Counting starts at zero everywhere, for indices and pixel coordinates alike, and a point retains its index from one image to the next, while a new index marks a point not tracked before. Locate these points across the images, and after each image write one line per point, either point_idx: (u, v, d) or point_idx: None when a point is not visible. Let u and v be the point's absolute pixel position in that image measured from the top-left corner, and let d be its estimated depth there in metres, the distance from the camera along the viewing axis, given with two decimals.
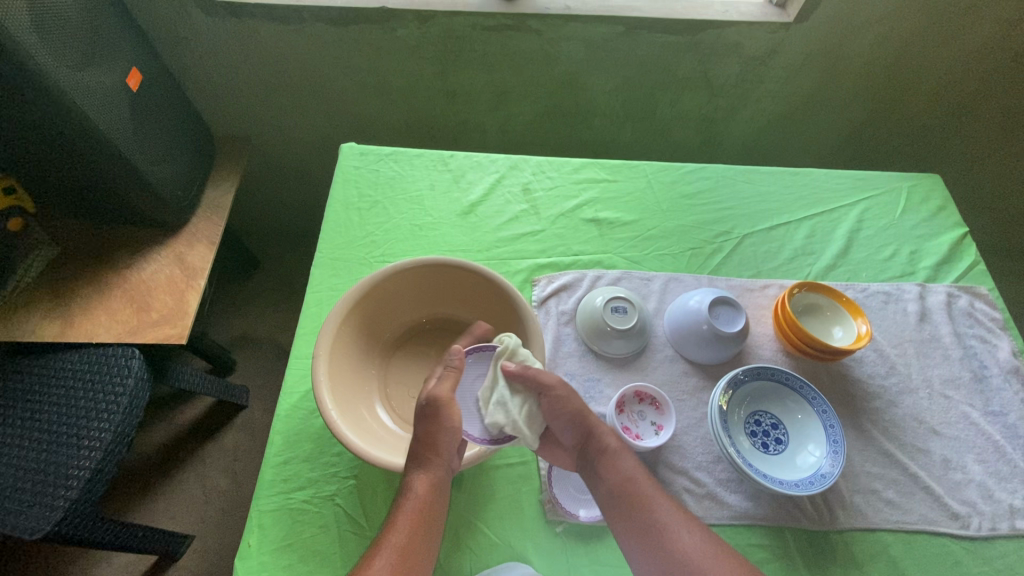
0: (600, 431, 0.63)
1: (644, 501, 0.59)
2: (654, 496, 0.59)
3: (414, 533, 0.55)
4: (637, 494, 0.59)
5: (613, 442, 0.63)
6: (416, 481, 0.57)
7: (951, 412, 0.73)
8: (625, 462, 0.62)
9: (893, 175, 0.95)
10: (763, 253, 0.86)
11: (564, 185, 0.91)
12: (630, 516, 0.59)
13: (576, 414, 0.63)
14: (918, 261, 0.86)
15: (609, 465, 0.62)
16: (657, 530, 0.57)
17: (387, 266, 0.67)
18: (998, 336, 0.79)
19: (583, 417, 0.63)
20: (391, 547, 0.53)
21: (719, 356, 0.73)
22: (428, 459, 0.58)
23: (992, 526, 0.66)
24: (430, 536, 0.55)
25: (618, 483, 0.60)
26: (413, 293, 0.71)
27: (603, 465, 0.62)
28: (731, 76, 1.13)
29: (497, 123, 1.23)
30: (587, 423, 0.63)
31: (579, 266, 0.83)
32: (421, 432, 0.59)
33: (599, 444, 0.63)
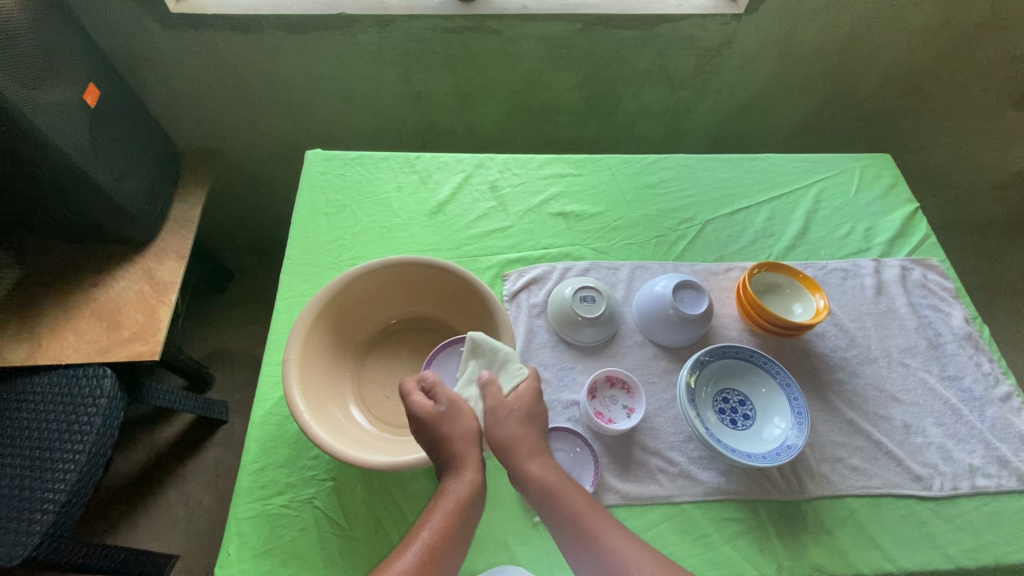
0: (535, 461, 0.60)
1: (590, 535, 0.56)
2: (596, 527, 0.56)
3: (444, 533, 0.55)
4: (578, 528, 0.57)
5: (552, 476, 0.59)
6: (454, 484, 0.58)
7: (909, 378, 0.76)
8: (564, 497, 0.58)
9: (847, 156, 0.99)
10: (725, 238, 0.88)
11: (530, 180, 0.93)
12: (577, 549, 0.56)
13: (514, 444, 0.60)
14: (873, 237, 0.89)
15: (547, 502, 0.58)
16: (604, 562, 0.55)
17: (360, 265, 0.67)
18: (951, 304, 0.82)
19: (523, 449, 0.60)
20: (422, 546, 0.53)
21: (687, 339, 0.75)
22: (461, 460, 0.59)
23: (953, 486, 0.69)
24: (463, 532, 0.56)
25: (557, 518, 0.57)
26: (387, 292, 0.71)
27: (548, 502, 0.58)
28: (689, 68, 1.16)
29: (464, 123, 1.25)
30: (525, 452, 0.60)
31: (548, 259, 0.84)
32: (448, 430, 0.60)
33: (539, 476, 0.59)
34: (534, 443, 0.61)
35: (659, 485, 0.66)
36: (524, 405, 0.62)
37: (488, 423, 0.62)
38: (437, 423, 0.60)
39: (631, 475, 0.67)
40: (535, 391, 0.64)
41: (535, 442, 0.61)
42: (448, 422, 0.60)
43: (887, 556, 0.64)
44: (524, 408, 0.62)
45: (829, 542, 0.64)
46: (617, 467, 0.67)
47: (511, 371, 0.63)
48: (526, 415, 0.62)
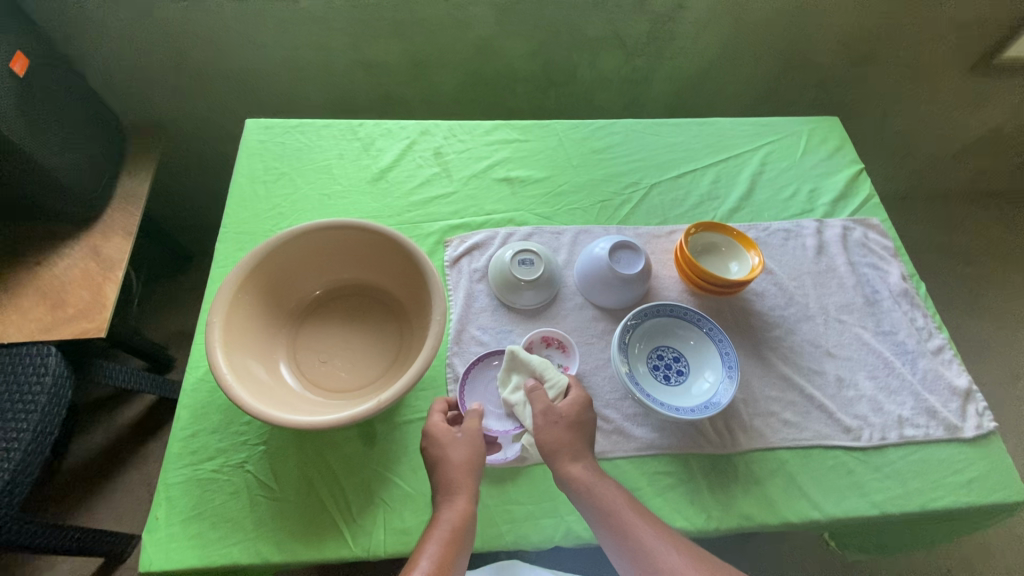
0: (576, 461, 0.60)
1: (627, 531, 0.56)
2: (634, 525, 0.56)
3: (441, 557, 0.53)
4: (617, 524, 0.56)
5: (593, 476, 0.59)
6: (447, 510, 0.56)
7: (845, 334, 0.77)
8: (604, 494, 0.58)
9: (794, 120, 0.99)
10: (669, 201, 0.88)
11: (476, 146, 0.92)
12: (614, 544, 0.56)
13: (558, 445, 0.60)
14: (817, 198, 0.90)
15: (589, 498, 0.58)
16: (642, 556, 0.54)
17: (304, 224, 0.67)
18: (889, 263, 0.83)
19: (568, 450, 0.60)
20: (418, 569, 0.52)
21: (626, 299, 0.75)
22: (456, 487, 0.57)
23: (882, 436, 0.70)
24: (457, 557, 0.54)
25: (599, 512, 0.57)
26: (330, 253, 0.71)
27: (590, 498, 0.58)
28: (642, 35, 1.15)
29: (419, 94, 1.23)
30: (568, 456, 0.60)
31: (492, 224, 0.84)
32: (449, 456, 0.59)
33: (579, 476, 0.59)
34: (578, 444, 0.61)
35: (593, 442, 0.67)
36: (572, 413, 0.62)
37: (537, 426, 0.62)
38: (445, 446, 0.60)
39: None
40: (584, 399, 0.64)
41: (578, 444, 0.61)
42: (452, 447, 0.60)
43: (815, 505, 0.65)
44: (572, 416, 0.62)
45: (758, 493, 0.66)
46: None
47: (550, 377, 0.65)
48: (574, 423, 0.62)
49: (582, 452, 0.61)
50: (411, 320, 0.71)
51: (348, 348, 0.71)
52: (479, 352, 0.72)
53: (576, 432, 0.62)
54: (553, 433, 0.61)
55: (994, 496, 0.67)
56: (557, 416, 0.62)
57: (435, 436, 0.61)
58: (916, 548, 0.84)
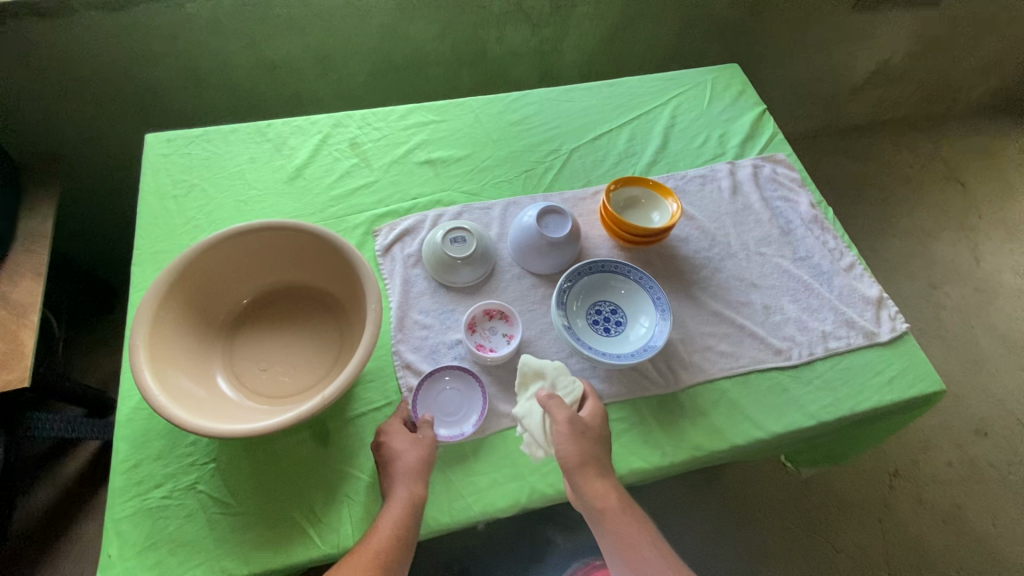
0: (601, 480, 0.61)
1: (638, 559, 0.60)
2: (642, 554, 0.60)
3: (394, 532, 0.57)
4: (626, 547, 0.60)
5: (616, 500, 0.60)
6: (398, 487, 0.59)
7: (766, 265, 0.82)
8: (620, 521, 0.60)
9: (698, 70, 1.03)
10: (590, 163, 0.91)
11: (393, 133, 0.91)
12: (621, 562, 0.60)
13: (585, 461, 0.61)
14: (727, 141, 0.94)
15: (605, 518, 0.60)
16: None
17: (235, 226, 0.65)
18: (798, 193, 0.89)
19: (595, 467, 0.61)
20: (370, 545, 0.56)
21: (560, 262, 0.77)
22: (402, 465, 0.60)
23: (810, 352, 0.75)
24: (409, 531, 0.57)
25: (613, 532, 0.61)
26: (264, 255, 0.69)
27: (608, 522, 0.60)
28: (543, 5, 1.16)
29: (332, 90, 1.20)
30: (594, 471, 0.61)
31: (420, 207, 0.83)
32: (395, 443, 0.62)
33: (601, 494, 0.60)
34: (602, 462, 0.62)
35: None
36: (592, 425, 0.63)
37: (561, 440, 0.62)
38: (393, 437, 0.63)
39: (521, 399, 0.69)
40: (600, 411, 0.65)
41: (601, 461, 0.62)
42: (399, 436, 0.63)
43: (757, 425, 0.70)
44: (594, 427, 0.63)
45: (704, 423, 0.70)
46: (506, 394, 0.69)
47: (566, 385, 0.67)
48: (596, 435, 0.63)
49: (603, 468, 0.62)
50: (349, 313, 0.71)
51: (287, 351, 0.70)
52: (424, 336, 0.72)
53: (597, 445, 0.62)
54: (576, 449, 0.61)
55: (912, 390, 0.73)
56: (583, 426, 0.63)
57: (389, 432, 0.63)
58: (857, 453, 0.91)
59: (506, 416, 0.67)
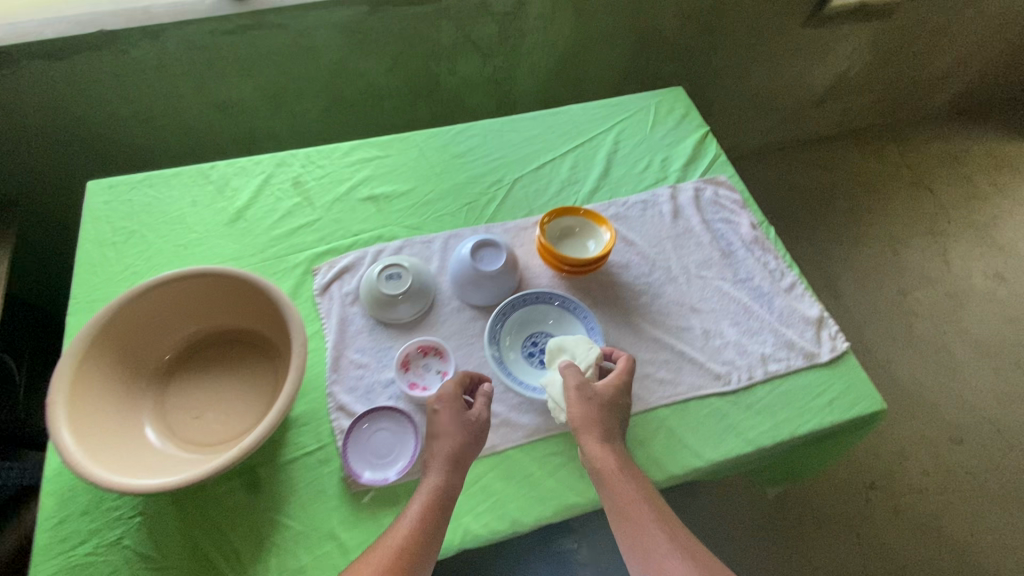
0: (604, 444, 0.63)
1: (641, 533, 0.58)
2: (645, 525, 0.59)
3: (426, 511, 0.58)
4: (630, 518, 0.59)
5: (618, 468, 0.62)
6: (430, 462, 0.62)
7: (706, 289, 0.82)
8: (625, 491, 0.61)
9: (642, 95, 1.04)
10: (533, 192, 0.91)
11: (336, 170, 0.91)
12: (625, 536, 0.59)
13: (590, 424, 0.64)
14: (669, 165, 0.95)
15: (609, 484, 0.61)
16: (646, 555, 0.57)
17: (162, 275, 0.65)
18: (739, 214, 0.89)
19: (600, 432, 0.64)
20: (403, 521, 0.58)
21: (498, 295, 0.77)
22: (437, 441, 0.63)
23: (749, 376, 0.75)
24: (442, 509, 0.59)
25: (616, 503, 0.60)
26: (196, 302, 0.69)
27: (612, 489, 0.61)
28: (493, 36, 1.18)
29: (287, 125, 1.21)
30: (597, 436, 0.64)
31: (360, 244, 0.83)
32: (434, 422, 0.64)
33: (600, 458, 0.62)
34: (609, 429, 0.64)
35: None
36: (607, 393, 0.65)
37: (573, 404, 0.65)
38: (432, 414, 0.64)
39: None
40: (619, 379, 0.66)
41: (609, 426, 0.64)
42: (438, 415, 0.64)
43: (695, 454, 0.69)
44: (609, 394, 0.65)
45: (642, 454, 0.69)
46: None
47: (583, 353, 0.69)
48: (609, 402, 0.65)
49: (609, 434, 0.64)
50: (283, 356, 0.70)
51: (221, 397, 0.70)
52: (360, 375, 0.72)
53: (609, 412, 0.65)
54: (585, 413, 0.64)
55: (853, 411, 0.73)
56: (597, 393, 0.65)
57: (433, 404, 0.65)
58: (812, 474, 0.90)
59: None
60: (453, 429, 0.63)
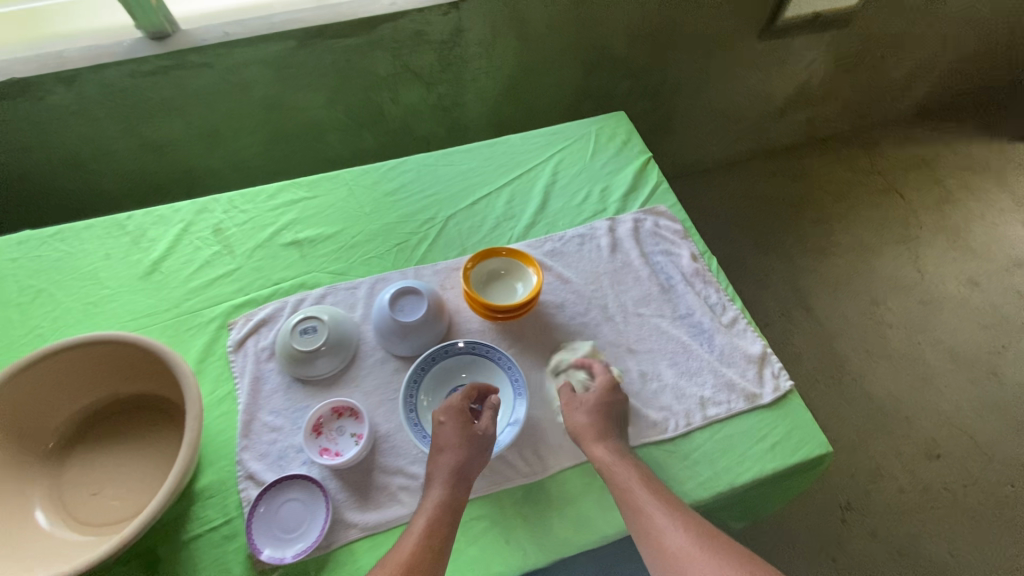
0: (601, 444, 0.64)
1: (643, 517, 0.59)
2: (647, 508, 0.59)
3: (433, 517, 0.58)
4: (633, 505, 0.60)
5: (615, 459, 0.63)
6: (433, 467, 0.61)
7: (644, 327, 0.78)
8: (624, 478, 0.62)
9: (582, 122, 1.01)
10: (467, 230, 0.88)
11: (260, 215, 0.87)
12: (631, 523, 0.59)
13: (584, 429, 0.65)
14: (609, 196, 0.92)
15: (608, 478, 0.62)
16: (650, 538, 0.57)
17: (51, 345, 0.61)
18: (680, 245, 0.86)
19: (595, 432, 0.65)
20: (411, 531, 0.57)
21: (422, 345, 0.73)
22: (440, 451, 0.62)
23: (687, 422, 0.71)
24: (449, 517, 0.59)
25: (616, 492, 0.61)
26: (94, 369, 0.65)
27: (614, 483, 0.62)
28: (433, 64, 1.15)
29: (226, 163, 1.17)
30: (592, 437, 0.65)
31: (280, 294, 0.80)
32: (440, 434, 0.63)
33: (601, 457, 0.63)
34: (605, 429, 0.65)
35: (401, 505, 0.64)
36: (593, 398, 0.67)
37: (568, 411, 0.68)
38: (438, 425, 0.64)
39: (372, 503, 0.64)
40: (608, 384, 0.69)
41: (602, 426, 0.65)
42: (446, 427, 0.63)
43: None
44: (596, 401, 0.67)
45: (573, 513, 0.65)
46: (356, 499, 0.64)
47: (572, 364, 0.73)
48: (601, 405, 0.67)
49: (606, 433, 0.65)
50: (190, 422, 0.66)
51: (124, 470, 0.65)
52: (272, 440, 0.68)
53: (605, 415, 0.66)
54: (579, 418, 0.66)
55: (798, 455, 0.69)
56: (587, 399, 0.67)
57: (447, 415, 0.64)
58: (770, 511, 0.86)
59: (353, 526, 0.62)
60: (456, 442, 0.62)
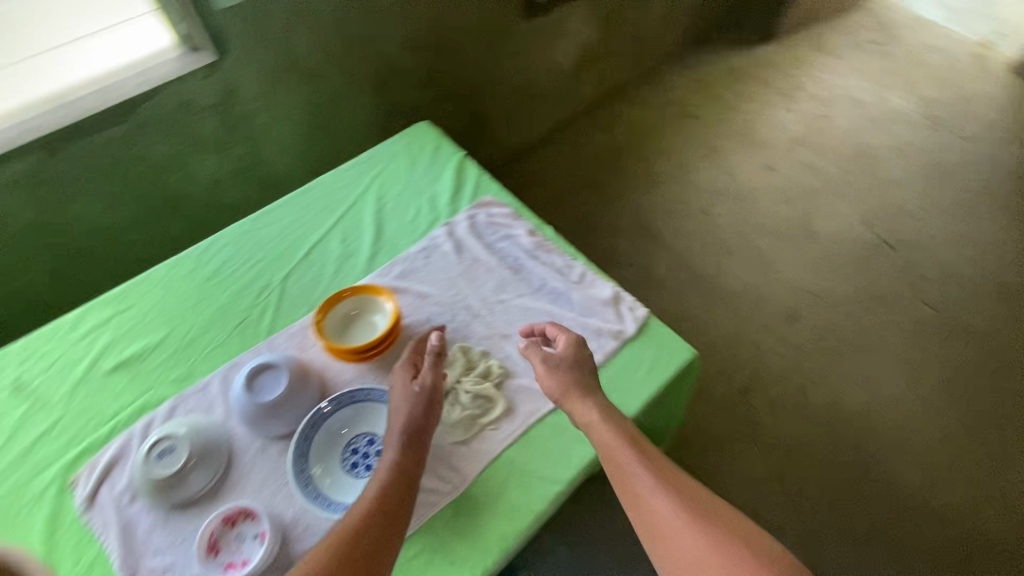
0: (584, 402, 0.65)
1: (627, 477, 0.58)
2: (632, 470, 0.58)
3: (386, 483, 0.59)
4: (617, 464, 0.59)
5: (599, 419, 0.63)
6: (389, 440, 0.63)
7: (509, 311, 0.82)
8: (609, 440, 0.61)
9: (388, 143, 1.02)
10: (309, 282, 0.84)
11: (69, 351, 0.77)
12: (616, 482, 0.59)
13: (563, 387, 0.67)
14: (438, 203, 0.94)
15: (594, 434, 0.62)
16: (637, 503, 0.56)
17: None
18: (516, 225, 0.91)
19: (577, 390, 0.66)
20: (364, 501, 0.57)
21: (299, 415, 0.69)
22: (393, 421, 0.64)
23: None
24: (403, 480, 0.59)
25: (602, 448, 0.61)
26: None
27: (597, 437, 0.62)
28: (214, 131, 1.11)
29: (20, 300, 1.10)
30: (578, 399, 0.65)
31: (122, 426, 0.71)
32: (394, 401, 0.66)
33: (586, 420, 0.63)
34: (585, 385, 0.67)
35: None
36: (567, 353, 0.69)
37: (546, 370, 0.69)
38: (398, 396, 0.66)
39: None
40: (574, 338, 0.71)
41: (581, 382, 0.67)
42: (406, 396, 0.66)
43: (552, 480, 0.68)
44: (570, 354, 0.69)
45: (502, 506, 0.66)
46: None
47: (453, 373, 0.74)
48: (574, 362, 0.69)
49: (583, 391, 0.66)
50: None
51: None
52: None
53: (581, 369, 0.68)
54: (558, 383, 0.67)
55: (670, 371, 0.76)
56: (559, 359, 0.70)
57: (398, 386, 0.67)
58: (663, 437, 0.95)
59: None
60: (402, 406, 0.65)
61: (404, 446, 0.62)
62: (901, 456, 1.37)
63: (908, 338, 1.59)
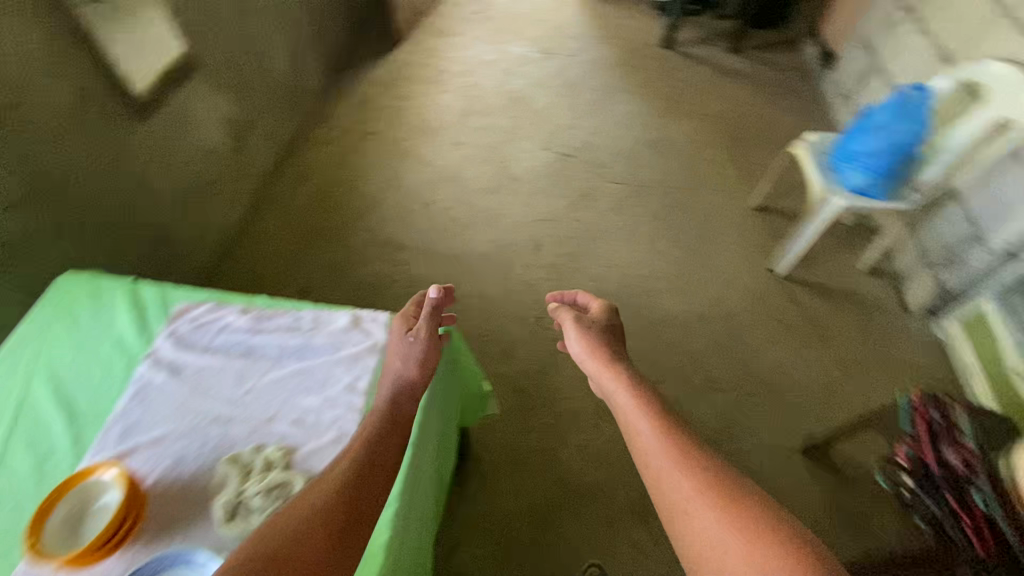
0: (619, 386, 0.87)
1: (649, 468, 0.72)
2: (657, 462, 0.71)
3: (332, 469, 0.64)
4: (640, 452, 0.75)
5: (630, 403, 0.82)
6: (384, 392, 0.75)
7: (256, 390, 0.80)
8: (634, 425, 0.79)
9: (32, 323, 0.91)
10: (7, 514, 0.70)
11: None
12: (643, 474, 0.73)
13: (596, 354, 0.96)
14: (126, 345, 0.87)
15: (625, 420, 0.82)
16: (670, 509, 0.66)
17: None
18: (221, 314, 0.90)
19: (609, 360, 0.93)
20: (314, 481, 0.62)
21: None
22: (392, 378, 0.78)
23: (347, 406, 0.78)
24: (353, 456, 0.65)
25: (629, 436, 0.79)
26: None
27: (626, 426, 0.81)
28: None
29: None
30: (617, 390, 0.86)
31: None
32: (402, 351, 0.82)
33: (623, 408, 0.83)
34: (614, 354, 0.96)
35: None
36: (600, 314, 1.05)
37: (591, 350, 0.97)
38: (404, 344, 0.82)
39: None
40: (607, 305, 1.07)
41: (614, 354, 0.95)
42: (409, 343, 0.82)
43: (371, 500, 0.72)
44: (602, 317, 1.05)
45: None
46: None
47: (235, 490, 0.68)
48: (606, 341, 0.99)
49: (621, 376, 0.88)
50: None
51: None
52: None
53: (608, 329, 1.02)
54: (601, 367, 0.92)
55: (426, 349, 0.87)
56: (600, 322, 1.04)
57: (397, 339, 0.84)
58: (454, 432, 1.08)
59: None
60: (400, 357, 0.81)
61: (376, 421, 0.70)
62: (646, 298, 1.78)
63: (608, 215, 2.02)
